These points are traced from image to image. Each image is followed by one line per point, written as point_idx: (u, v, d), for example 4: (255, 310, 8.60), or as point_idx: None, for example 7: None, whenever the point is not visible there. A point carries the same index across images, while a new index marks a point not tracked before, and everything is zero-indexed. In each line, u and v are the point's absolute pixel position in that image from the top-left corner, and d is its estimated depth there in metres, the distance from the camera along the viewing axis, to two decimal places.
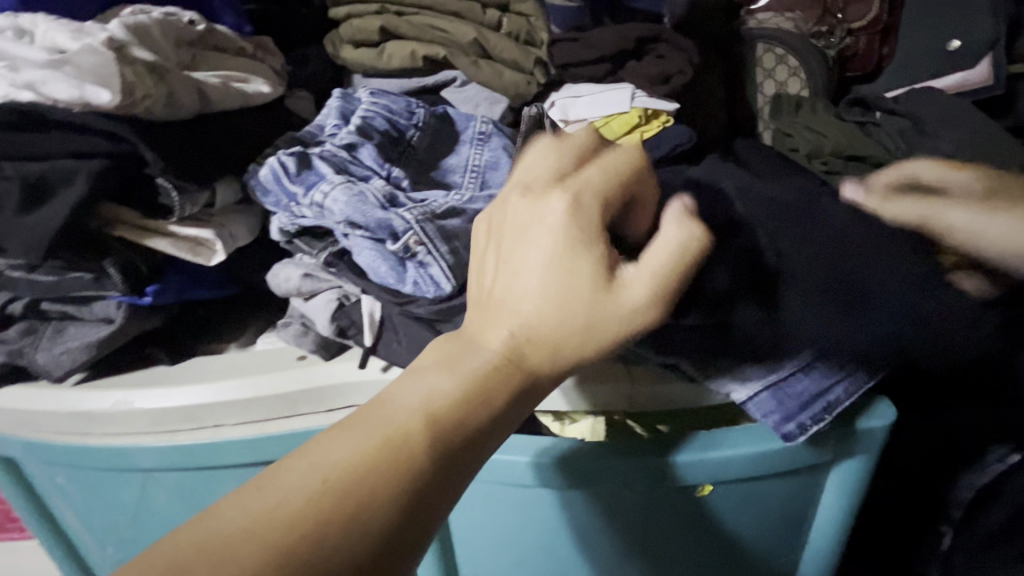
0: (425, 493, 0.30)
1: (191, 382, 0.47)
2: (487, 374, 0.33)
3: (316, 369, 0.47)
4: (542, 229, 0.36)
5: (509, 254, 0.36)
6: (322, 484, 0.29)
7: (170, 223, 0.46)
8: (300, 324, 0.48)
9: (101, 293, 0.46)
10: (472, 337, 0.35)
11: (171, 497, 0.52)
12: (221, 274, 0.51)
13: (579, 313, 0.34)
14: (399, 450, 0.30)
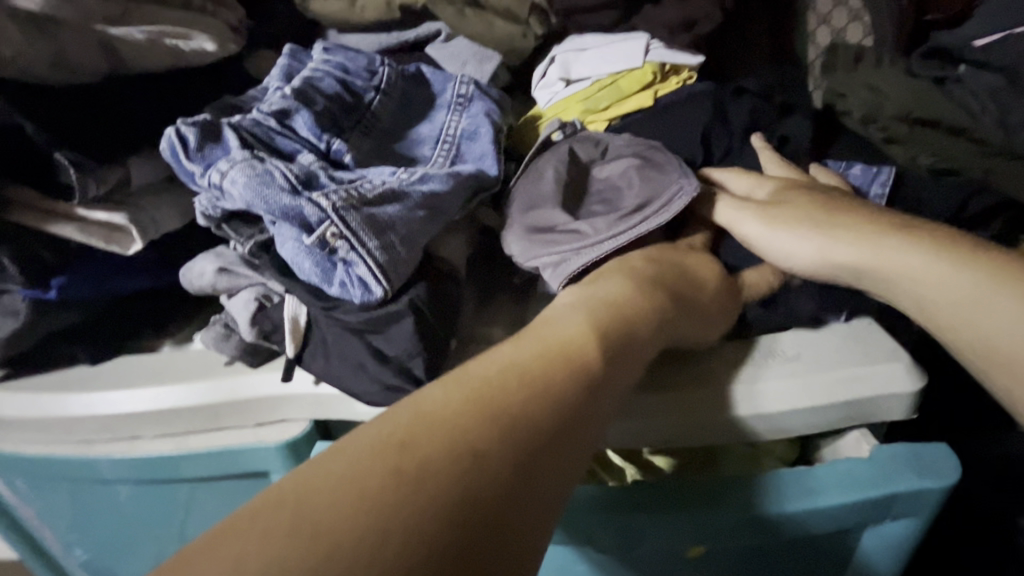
0: (610, 390, 0.28)
1: (108, 387, 0.41)
2: (636, 295, 0.34)
3: (239, 379, 0.40)
4: (671, 251, 0.40)
5: (647, 254, 0.39)
6: (512, 373, 0.26)
7: (76, 206, 0.40)
8: (222, 326, 0.41)
9: (4, 286, 0.40)
10: (607, 277, 0.36)
11: (110, 506, 0.48)
12: (147, 263, 0.45)
13: (711, 302, 0.38)
14: (573, 346, 0.28)
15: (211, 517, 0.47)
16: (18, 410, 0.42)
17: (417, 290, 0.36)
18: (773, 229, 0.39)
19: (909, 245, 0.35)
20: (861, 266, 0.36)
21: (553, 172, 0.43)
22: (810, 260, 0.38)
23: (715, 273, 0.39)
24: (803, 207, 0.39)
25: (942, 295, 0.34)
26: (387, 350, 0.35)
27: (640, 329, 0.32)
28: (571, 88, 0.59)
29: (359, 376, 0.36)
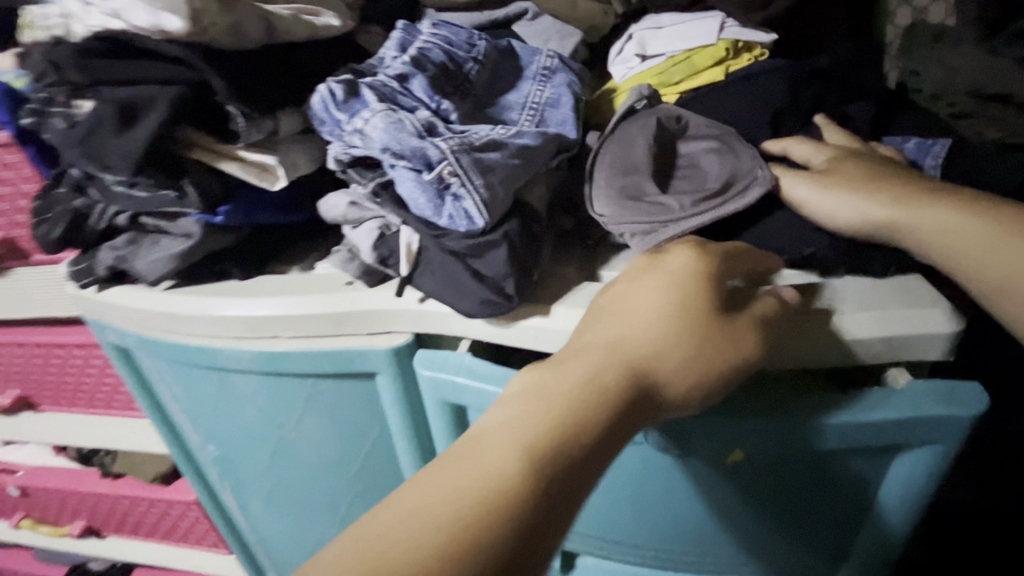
0: (545, 521, 0.31)
1: (254, 295, 0.52)
2: (583, 392, 0.34)
3: (359, 294, 0.49)
4: (651, 297, 0.38)
5: (618, 304, 0.39)
6: (451, 506, 0.30)
7: (238, 148, 0.49)
8: (348, 250, 0.50)
9: (183, 211, 0.51)
10: (566, 359, 0.36)
11: (242, 399, 0.59)
12: (285, 200, 0.54)
13: (683, 365, 0.37)
14: (569, 428, 0.33)
15: (322, 411, 0.57)
16: (182, 311, 0.52)
17: (511, 225, 0.43)
18: (830, 190, 0.43)
19: (952, 203, 0.41)
20: (900, 223, 0.41)
21: (644, 143, 0.48)
22: (855, 224, 0.42)
23: (699, 319, 0.38)
24: (857, 175, 0.44)
25: (980, 239, 0.39)
26: (484, 270, 0.43)
27: (632, 403, 0.35)
28: (646, 63, 0.64)
29: (461, 293, 0.44)
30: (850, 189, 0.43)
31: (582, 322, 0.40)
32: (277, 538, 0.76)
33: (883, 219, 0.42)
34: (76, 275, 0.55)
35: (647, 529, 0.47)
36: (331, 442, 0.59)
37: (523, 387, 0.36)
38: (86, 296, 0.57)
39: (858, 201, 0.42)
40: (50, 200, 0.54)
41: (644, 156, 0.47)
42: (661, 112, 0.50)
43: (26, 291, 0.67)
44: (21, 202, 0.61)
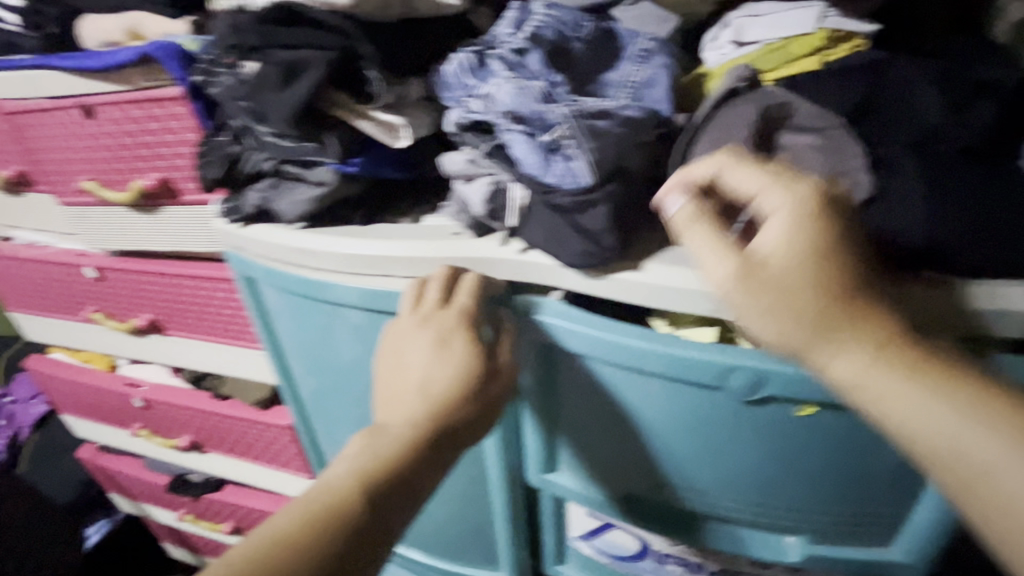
0: (372, 533, 0.43)
1: (378, 238, 0.59)
2: (411, 437, 0.47)
3: (469, 243, 0.56)
4: (455, 352, 0.51)
5: (456, 354, 0.51)
6: (303, 527, 0.40)
7: (371, 108, 0.57)
8: (459, 204, 0.57)
9: (321, 160, 0.59)
10: (397, 408, 0.49)
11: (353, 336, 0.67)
12: (402, 158, 0.61)
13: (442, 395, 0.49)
14: (398, 449, 0.46)
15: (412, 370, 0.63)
16: (316, 248, 0.61)
17: (613, 186, 0.48)
18: (735, 293, 0.41)
19: (873, 339, 0.39)
20: (809, 355, 0.40)
21: (744, 133, 0.49)
22: (765, 339, 0.42)
23: (460, 356, 0.51)
24: (790, 278, 0.40)
25: (890, 390, 0.38)
26: (587, 225, 0.48)
27: (442, 439, 0.49)
28: (742, 50, 0.66)
29: (565, 245, 0.49)
30: (762, 292, 0.41)
31: (414, 369, 0.50)
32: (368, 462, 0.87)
33: (791, 339, 0.40)
34: (226, 212, 0.64)
35: (721, 474, 0.53)
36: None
37: (357, 443, 0.47)
38: (231, 230, 0.66)
39: (765, 309, 0.41)
40: (210, 146, 0.64)
41: (741, 151, 0.49)
42: (771, 103, 0.51)
43: (172, 227, 0.79)
44: (181, 148, 0.71)
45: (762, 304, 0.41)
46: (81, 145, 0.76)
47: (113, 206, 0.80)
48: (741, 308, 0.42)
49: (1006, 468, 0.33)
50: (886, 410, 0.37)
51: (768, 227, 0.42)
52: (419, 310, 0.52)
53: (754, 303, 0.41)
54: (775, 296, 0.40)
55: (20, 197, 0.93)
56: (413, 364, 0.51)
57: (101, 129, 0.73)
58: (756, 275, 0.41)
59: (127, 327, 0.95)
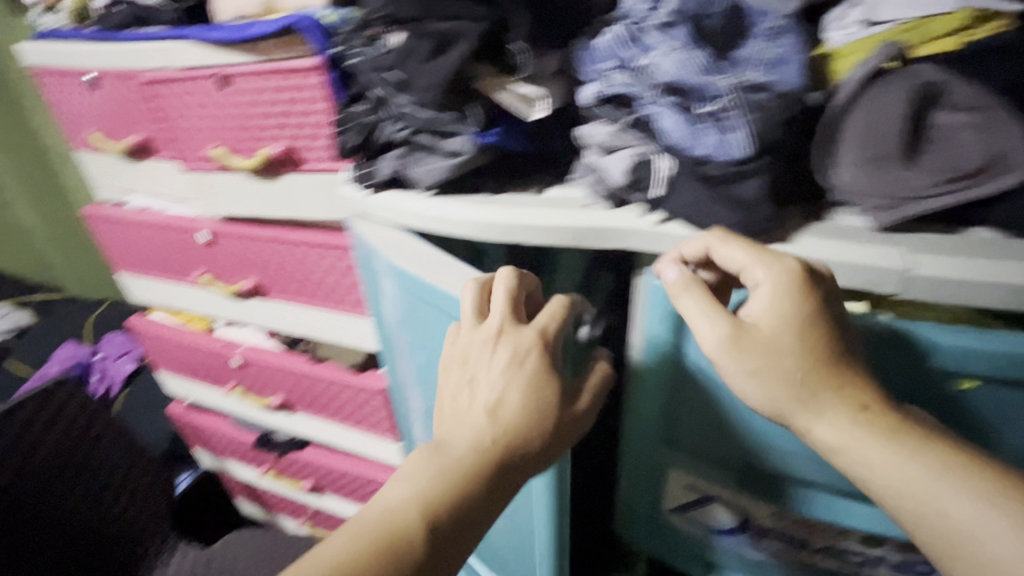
0: (426, 562, 0.46)
1: (510, 206, 0.62)
2: (469, 465, 0.50)
3: (604, 213, 0.57)
4: (517, 377, 0.52)
5: (521, 380, 0.52)
6: (362, 552, 0.45)
7: (512, 79, 0.59)
8: (595, 176, 0.59)
9: (459, 130, 0.61)
10: (455, 433, 0.52)
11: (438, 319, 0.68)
12: (528, 130, 0.63)
13: (504, 423, 0.51)
14: (458, 474, 0.49)
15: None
16: (446, 215, 0.63)
17: (766, 160, 0.49)
18: (727, 356, 0.48)
19: (845, 416, 0.47)
20: (787, 413, 0.48)
21: (900, 111, 0.48)
22: (758, 398, 0.48)
23: (521, 383, 0.52)
24: (776, 351, 0.47)
25: (860, 448, 0.46)
26: (742, 196, 0.49)
27: (501, 468, 0.50)
28: (870, 28, 0.63)
29: (714, 217, 0.50)
30: (753, 361, 0.48)
31: (482, 392, 0.53)
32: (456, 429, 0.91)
33: (774, 399, 0.48)
34: (360, 177, 0.68)
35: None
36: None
37: (414, 466, 0.51)
38: (359, 196, 0.69)
39: (758, 372, 0.48)
40: (347, 115, 0.68)
41: (897, 127, 0.48)
42: (923, 82, 0.49)
43: (290, 194, 0.83)
44: (309, 118, 0.75)
45: (754, 370, 0.48)
46: (212, 113, 0.81)
47: (235, 173, 0.85)
48: (743, 369, 0.48)
49: (986, 536, 0.42)
50: (861, 469, 0.46)
51: (754, 298, 0.48)
52: (489, 332, 0.54)
53: (751, 367, 0.48)
54: (764, 364, 0.47)
55: (140, 162, 0.99)
56: (480, 387, 0.53)
57: (234, 97, 0.78)
58: (746, 341, 0.48)
59: (233, 289, 1.01)
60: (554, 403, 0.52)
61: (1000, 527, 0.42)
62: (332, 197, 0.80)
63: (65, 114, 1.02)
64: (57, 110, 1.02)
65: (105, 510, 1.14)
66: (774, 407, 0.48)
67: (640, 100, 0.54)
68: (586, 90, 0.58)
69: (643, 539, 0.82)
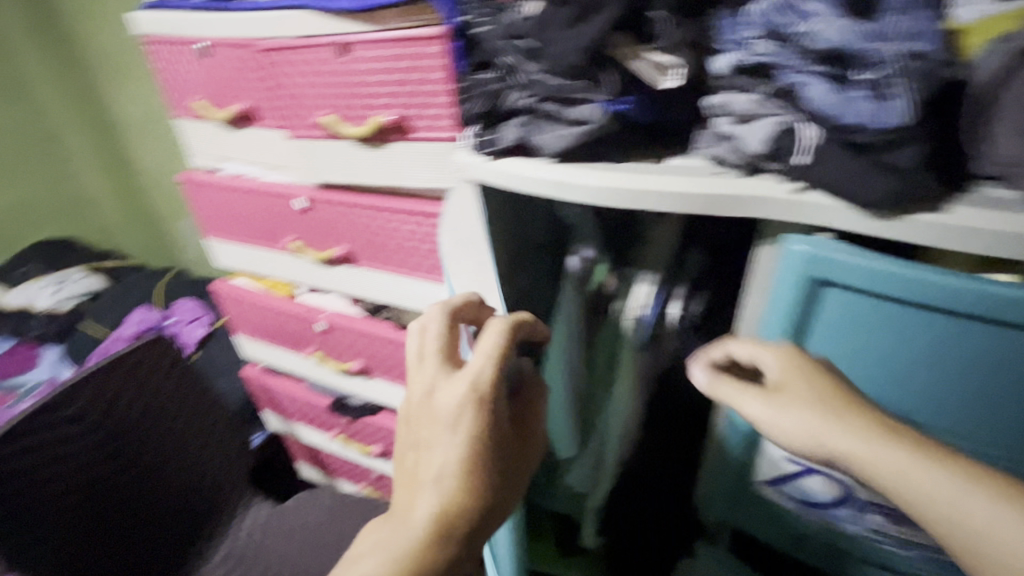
0: None
1: (636, 174, 0.63)
2: (418, 541, 0.50)
3: (739, 181, 0.59)
4: (461, 437, 0.53)
5: (467, 433, 0.53)
6: None
7: (649, 49, 0.61)
8: (727, 145, 0.59)
9: (589, 98, 0.63)
10: (402, 498, 0.54)
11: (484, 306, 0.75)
12: (654, 100, 0.63)
13: (456, 488, 0.52)
14: (408, 554, 0.50)
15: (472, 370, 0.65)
16: (572, 180, 0.65)
17: (920, 128, 0.49)
18: (758, 406, 0.59)
19: (858, 440, 0.52)
20: (822, 432, 0.54)
21: None
22: (793, 433, 0.56)
23: (467, 439, 0.53)
24: (801, 393, 0.56)
25: (889, 464, 0.49)
26: (894, 164, 0.50)
27: (449, 541, 0.51)
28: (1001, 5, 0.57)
29: (864, 184, 0.51)
30: (788, 398, 0.57)
31: (434, 459, 0.53)
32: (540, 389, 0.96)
33: (805, 435, 0.55)
34: (482, 145, 0.70)
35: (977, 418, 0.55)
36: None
37: (370, 549, 0.51)
38: (478, 162, 0.71)
39: (788, 415, 0.57)
40: (471, 83, 0.70)
41: None
42: None
43: (397, 161, 0.86)
44: (426, 87, 0.77)
45: (790, 404, 0.57)
46: (325, 81, 0.84)
47: (342, 140, 0.89)
48: (767, 422, 0.58)
49: (1001, 528, 0.44)
50: (897, 484, 0.48)
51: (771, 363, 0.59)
52: (429, 387, 0.56)
53: (772, 421, 0.58)
54: (795, 401, 0.56)
55: (241, 131, 1.03)
56: (430, 448, 0.54)
57: (351, 66, 0.80)
58: (776, 397, 0.58)
59: (325, 255, 1.05)
60: (491, 459, 0.54)
61: (1015, 524, 0.43)
62: (443, 164, 0.83)
63: (169, 82, 1.06)
64: (161, 78, 1.07)
65: (169, 471, 1.14)
66: (802, 446, 0.56)
67: (783, 71, 0.55)
68: (726, 57, 0.59)
69: (732, 508, 0.84)
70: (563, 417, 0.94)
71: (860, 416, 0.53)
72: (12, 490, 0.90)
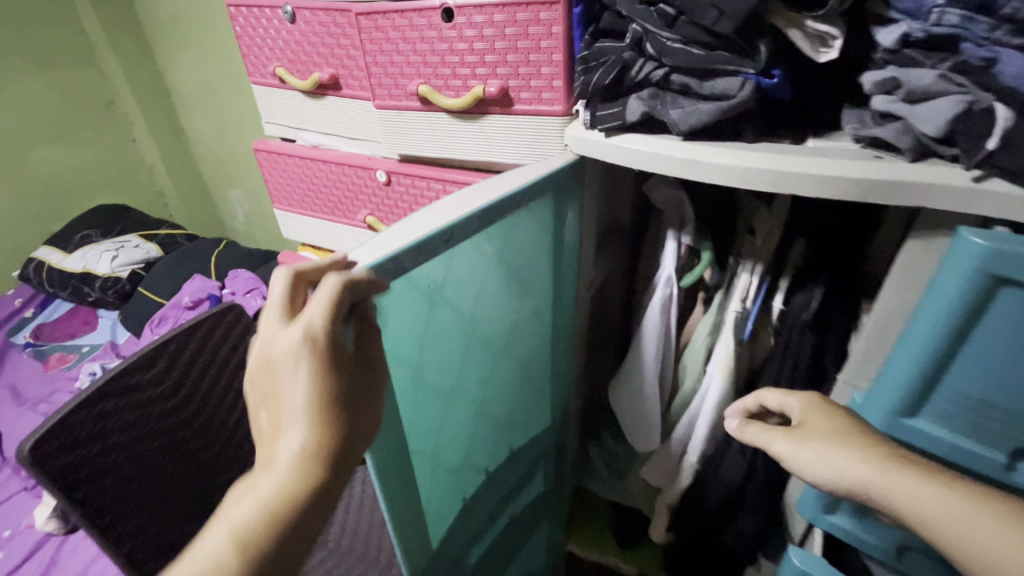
0: None
1: (777, 156, 0.58)
2: (283, 484, 0.43)
3: (902, 166, 0.54)
4: (320, 376, 0.44)
5: (317, 363, 0.43)
6: None
7: (811, 16, 0.55)
8: (894, 128, 0.54)
9: (734, 70, 0.58)
10: (273, 453, 0.44)
11: (520, 287, 0.79)
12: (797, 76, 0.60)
13: (287, 412, 0.44)
14: (280, 505, 0.42)
15: (451, 333, 0.69)
16: (706, 160, 0.60)
17: None
18: (786, 445, 0.64)
19: (867, 472, 0.56)
20: (844, 474, 0.58)
21: None
22: (816, 474, 0.61)
23: (317, 378, 0.43)
24: (819, 429, 0.62)
25: (901, 486, 0.54)
26: None
27: (314, 473, 0.43)
28: None
29: None
30: (809, 436, 0.62)
31: (293, 398, 0.44)
32: (616, 377, 0.95)
33: (829, 473, 0.59)
34: (601, 119, 0.66)
35: None
36: (447, 354, 0.70)
37: (234, 500, 0.44)
38: (595, 139, 0.67)
39: (808, 452, 0.62)
40: (595, 51, 0.65)
41: None
42: None
43: (493, 135, 0.83)
44: (534, 56, 0.73)
45: (811, 440, 0.62)
46: (421, 49, 0.80)
47: (434, 112, 0.86)
48: (792, 459, 0.63)
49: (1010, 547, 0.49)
50: (919, 509, 0.53)
51: (796, 406, 0.67)
52: (283, 323, 0.45)
53: (797, 458, 0.62)
54: (815, 438, 0.62)
55: (322, 100, 1.01)
56: (286, 391, 0.44)
57: (452, 33, 0.77)
58: (798, 434, 0.64)
59: None
60: (338, 383, 0.45)
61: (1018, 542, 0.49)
62: (544, 140, 0.79)
63: (250, 48, 1.04)
64: (241, 44, 1.05)
65: (233, 439, 1.13)
66: (825, 482, 0.60)
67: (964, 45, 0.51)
68: (897, 28, 0.53)
69: (834, 514, 0.79)
70: (646, 407, 0.91)
71: (872, 448, 0.58)
72: (105, 449, 0.89)
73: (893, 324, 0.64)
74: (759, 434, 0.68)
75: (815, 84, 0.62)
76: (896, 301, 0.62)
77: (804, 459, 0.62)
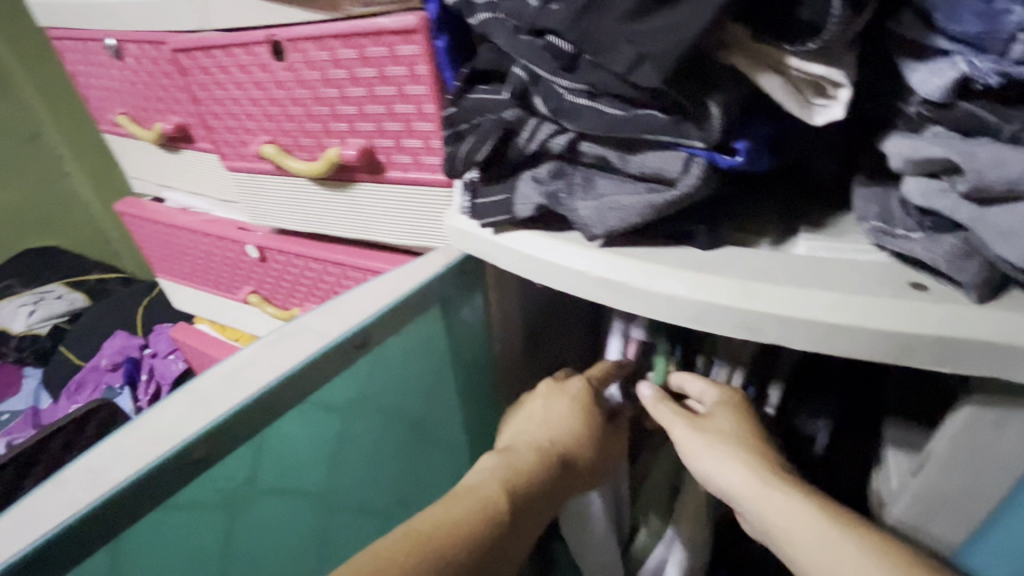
0: None
1: (743, 281, 0.35)
2: (530, 467, 0.46)
3: (964, 311, 0.31)
4: (588, 395, 0.52)
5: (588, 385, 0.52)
6: None
7: (795, 54, 0.32)
8: (953, 241, 0.32)
9: (671, 143, 0.35)
10: (519, 452, 0.48)
11: (409, 425, 0.56)
12: (776, 140, 0.37)
13: (550, 419, 0.51)
14: (521, 482, 0.45)
15: (284, 529, 0.47)
16: (637, 284, 0.38)
17: None
18: (678, 428, 0.47)
19: (754, 477, 0.42)
20: (737, 482, 0.43)
21: None
22: (706, 470, 0.45)
23: (591, 394, 0.52)
24: (726, 430, 0.46)
25: (800, 520, 0.39)
26: None
27: (552, 473, 0.47)
28: None
29: None
30: (708, 431, 0.46)
31: (550, 416, 0.51)
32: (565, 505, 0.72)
33: (714, 467, 0.44)
34: (482, 210, 0.43)
35: None
36: (285, 552, 0.48)
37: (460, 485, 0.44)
38: (479, 236, 0.45)
39: (703, 444, 0.45)
40: (467, 107, 0.43)
41: None
42: None
43: (369, 210, 0.60)
44: (398, 107, 0.50)
45: (711, 437, 0.45)
46: (257, 96, 0.58)
47: (294, 177, 0.63)
48: (681, 447, 0.47)
49: None
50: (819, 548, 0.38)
51: (713, 390, 0.50)
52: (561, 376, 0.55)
53: (688, 451, 0.46)
54: (718, 434, 0.45)
55: (177, 153, 0.79)
56: (549, 406, 0.52)
57: (289, 75, 0.54)
58: (699, 423, 0.47)
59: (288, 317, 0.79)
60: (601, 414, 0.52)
61: None
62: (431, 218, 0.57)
63: (89, 89, 0.82)
64: (79, 83, 0.83)
65: None
66: (710, 482, 0.45)
67: None
68: (952, 66, 0.30)
69: None
70: (593, 559, 0.62)
71: (781, 467, 0.43)
72: None
73: (949, 506, 0.39)
74: (660, 405, 0.50)
75: (803, 150, 0.39)
76: (950, 478, 0.38)
77: (691, 447, 0.46)
